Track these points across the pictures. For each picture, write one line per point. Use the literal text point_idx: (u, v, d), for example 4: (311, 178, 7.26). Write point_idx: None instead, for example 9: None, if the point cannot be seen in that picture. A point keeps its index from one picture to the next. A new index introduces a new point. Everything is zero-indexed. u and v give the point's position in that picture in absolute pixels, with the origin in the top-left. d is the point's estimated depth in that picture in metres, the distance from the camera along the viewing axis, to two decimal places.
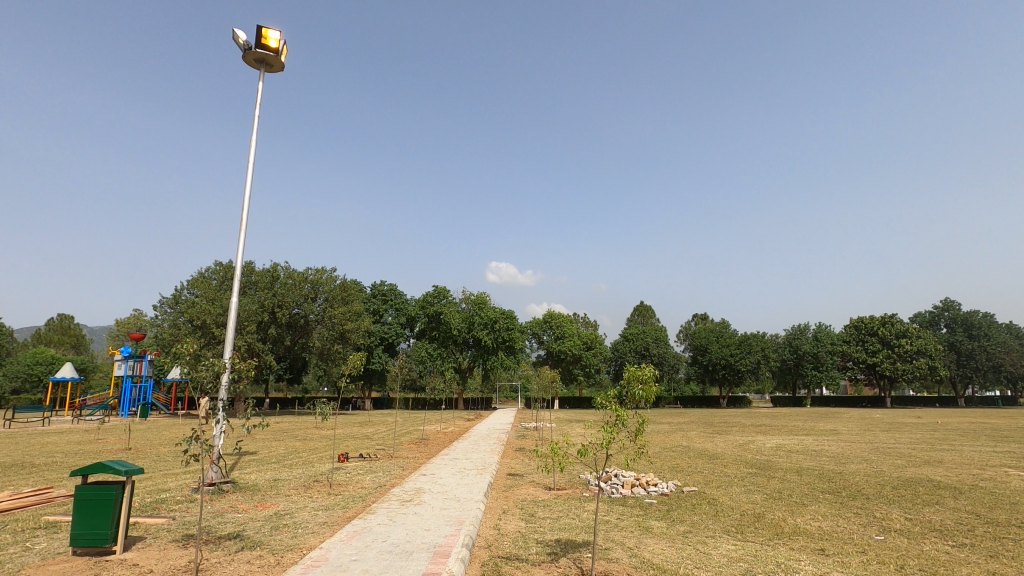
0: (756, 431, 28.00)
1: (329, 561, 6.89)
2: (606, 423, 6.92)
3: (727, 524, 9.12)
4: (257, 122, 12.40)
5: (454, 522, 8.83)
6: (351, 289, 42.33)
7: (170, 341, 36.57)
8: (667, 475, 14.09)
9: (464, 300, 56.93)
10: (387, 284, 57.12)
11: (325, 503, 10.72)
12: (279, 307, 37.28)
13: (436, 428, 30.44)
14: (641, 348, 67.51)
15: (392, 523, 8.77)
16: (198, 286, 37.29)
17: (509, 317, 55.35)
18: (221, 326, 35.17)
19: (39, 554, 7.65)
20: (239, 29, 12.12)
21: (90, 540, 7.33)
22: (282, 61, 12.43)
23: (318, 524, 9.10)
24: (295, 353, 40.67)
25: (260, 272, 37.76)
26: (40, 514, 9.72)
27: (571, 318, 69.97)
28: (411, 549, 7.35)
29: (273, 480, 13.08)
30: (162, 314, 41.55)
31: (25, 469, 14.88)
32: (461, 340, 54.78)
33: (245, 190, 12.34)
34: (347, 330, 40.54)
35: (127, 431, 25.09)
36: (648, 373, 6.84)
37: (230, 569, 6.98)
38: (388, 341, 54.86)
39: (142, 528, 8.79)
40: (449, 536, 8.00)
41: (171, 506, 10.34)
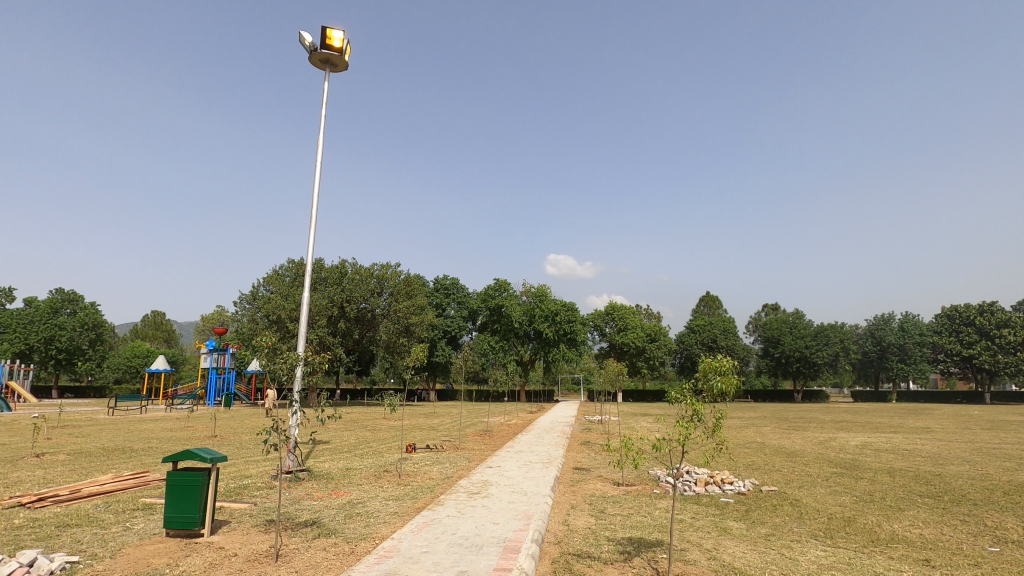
0: (837, 428, 26.15)
1: (401, 552, 6.92)
2: (681, 419, 6.51)
3: (814, 527, 8.52)
4: (323, 120, 12.71)
5: (522, 517, 8.70)
6: (414, 283, 43.23)
7: (249, 335, 38.73)
8: (743, 473, 13.42)
9: (525, 293, 57.07)
10: (449, 278, 57.98)
11: (395, 493, 10.91)
12: (347, 302, 38.77)
13: (500, 420, 30.55)
14: (707, 340, 65.31)
15: (461, 515, 8.77)
16: (273, 283, 39.29)
17: (571, 309, 55.00)
18: (295, 321, 36.99)
19: (138, 534, 8.16)
20: (305, 32, 12.47)
21: (181, 524, 7.77)
22: (346, 61, 12.67)
23: (389, 513, 9.25)
24: (363, 347, 41.94)
25: (329, 268, 39.27)
26: (138, 496, 10.45)
27: (634, 310, 68.47)
28: (481, 543, 7.28)
29: (345, 469, 13.50)
30: (241, 310, 44.03)
31: (126, 453, 16.17)
32: (522, 332, 54.86)
33: (314, 187, 12.72)
34: (411, 324, 41.55)
35: (214, 420, 26.79)
36: (727, 365, 6.39)
37: (308, 556, 7.16)
38: (450, 334, 55.74)
39: (227, 512, 9.25)
40: (519, 530, 7.89)
41: (252, 492, 10.85)
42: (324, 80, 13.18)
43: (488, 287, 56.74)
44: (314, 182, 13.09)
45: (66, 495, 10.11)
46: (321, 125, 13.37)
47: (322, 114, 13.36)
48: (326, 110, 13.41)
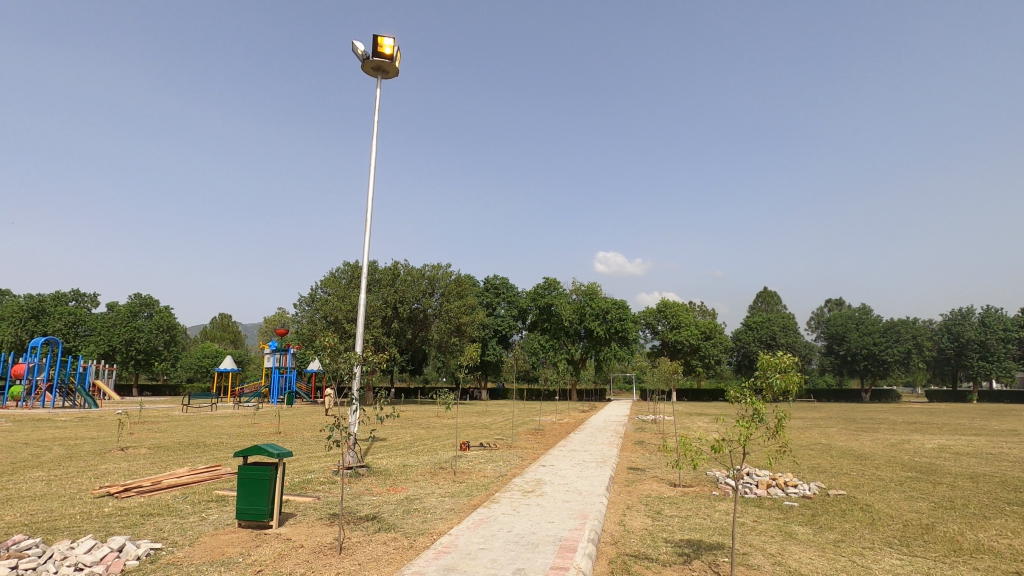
0: (912, 430, 24.63)
1: (458, 548, 7.03)
2: (741, 419, 6.30)
3: (888, 534, 8.06)
4: (376, 126, 13.08)
5: (578, 516, 8.67)
6: (465, 283, 43.76)
7: (309, 336, 40.34)
8: (809, 475, 12.86)
9: (575, 292, 56.73)
10: (499, 278, 58.31)
11: (451, 490, 11.08)
12: (400, 303, 39.73)
13: (552, 419, 30.53)
14: (766, 337, 62.90)
15: (516, 513, 8.83)
16: (330, 285, 40.76)
17: (622, 307, 54.39)
18: (352, 322, 38.21)
19: (213, 524, 8.64)
20: (358, 41, 12.85)
21: (252, 515, 8.19)
22: (396, 67, 12.97)
23: (445, 510, 9.42)
24: (416, 346, 42.81)
25: (382, 270, 40.29)
26: (212, 489, 11.09)
27: (688, 307, 66.94)
28: (537, 541, 7.30)
29: (403, 466, 13.85)
30: (301, 311, 45.90)
31: (200, 448, 17.18)
32: (573, 331, 54.59)
33: (369, 191, 13.11)
34: (462, 323, 42.17)
35: (278, 417, 28.09)
36: (788, 362, 6.14)
37: (369, 549, 7.39)
38: (501, 333, 56.07)
39: (293, 505, 9.68)
40: (575, 529, 7.86)
41: (315, 486, 11.28)
42: (376, 87, 13.53)
43: (538, 285, 56.73)
44: (368, 187, 13.50)
45: (149, 486, 10.85)
46: (373, 131, 13.75)
47: (375, 120, 13.75)
48: (379, 116, 13.78)
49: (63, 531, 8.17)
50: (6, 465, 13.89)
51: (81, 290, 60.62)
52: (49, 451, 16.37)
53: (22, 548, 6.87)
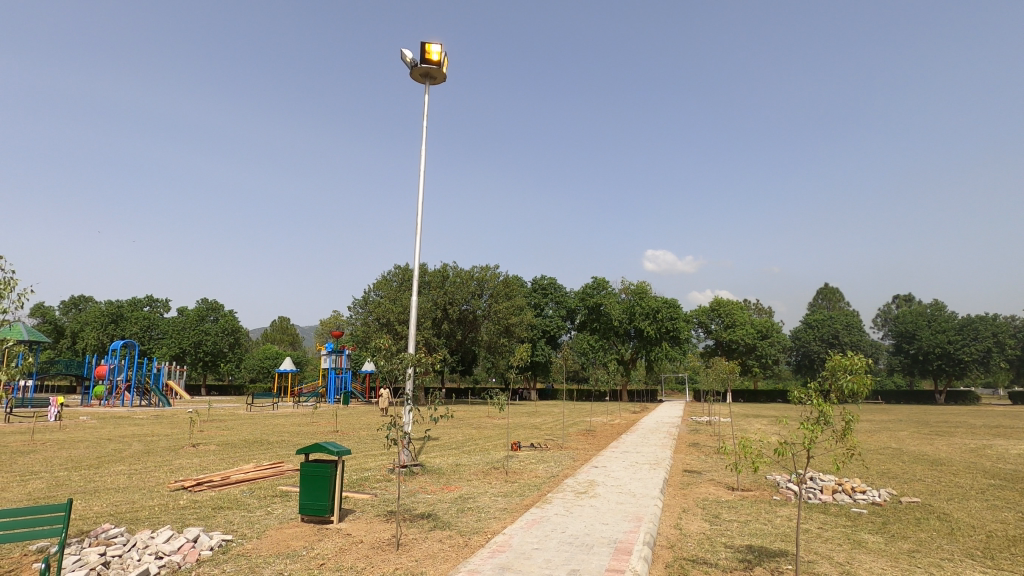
0: (993, 435, 22.93)
1: (512, 547, 7.07)
2: (805, 421, 6.04)
3: (970, 545, 7.55)
4: (425, 131, 13.40)
5: (632, 518, 8.56)
6: (513, 284, 43.89)
7: (363, 337, 41.55)
8: (877, 481, 12.19)
9: (624, 291, 55.93)
10: (546, 278, 58.20)
11: (504, 489, 11.16)
12: (450, 304, 40.32)
13: (603, 420, 30.21)
14: (828, 336, 60.05)
15: (570, 514, 8.80)
16: (382, 288, 41.86)
17: (673, 306, 53.40)
18: (403, 323, 39.07)
19: (277, 518, 9.04)
20: (406, 49, 13.17)
21: (314, 510, 8.52)
22: (444, 73, 13.19)
23: (499, 509, 9.49)
24: (466, 347, 43.34)
25: (432, 272, 41.03)
26: (276, 484, 11.61)
27: (743, 306, 64.98)
28: (592, 543, 7.26)
29: (456, 465, 14.05)
30: (355, 314, 47.31)
31: (264, 445, 18.03)
32: (622, 331, 53.93)
33: (419, 195, 13.41)
34: (511, 324, 42.36)
35: (335, 416, 29.08)
36: (859, 363, 5.83)
37: (425, 546, 7.54)
38: (550, 334, 55.95)
39: (352, 502, 9.99)
40: (630, 532, 7.76)
41: (372, 484, 11.61)
42: (425, 93, 13.81)
43: (586, 285, 56.16)
44: (419, 192, 13.83)
45: (219, 481, 11.48)
46: (422, 137, 14.05)
47: (424, 125, 14.04)
48: (428, 121, 14.06)
49: (144, 521, 8.76)
50: (93, 459, 15.00)
51: (154, 296, 64.77)
52: (130, 446, 17.61)
53: (109, 536, 7.41)
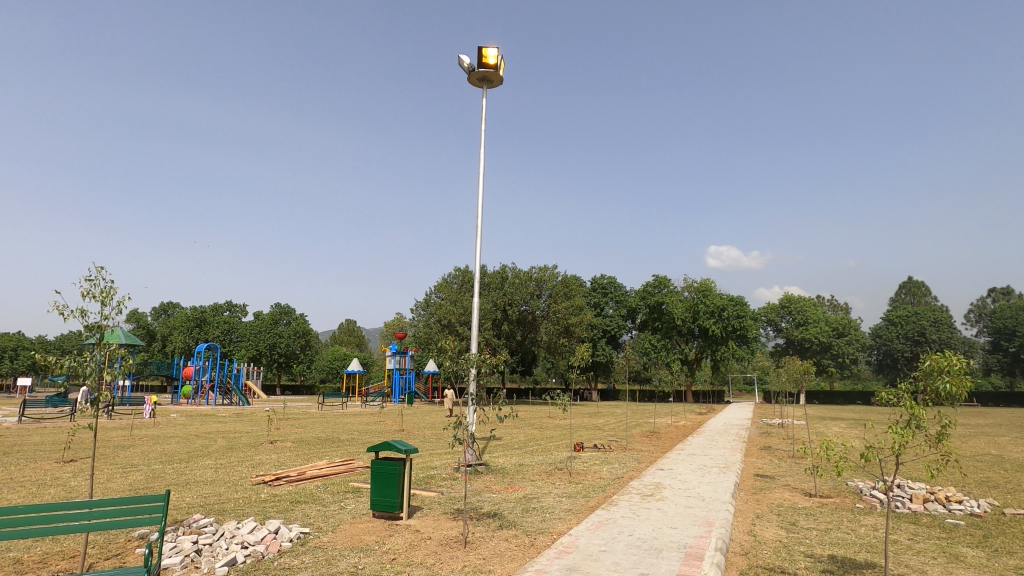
0: None
1: (580, 548, 7.03)
2: (895, 425, 5.65)
3: None
4: (482, 135, 13.59)
5: (702, 522, 8.31)
6: (572, 284, 43.62)
7: (426, 338, 42.54)
8: (975, 491, 11.20)
9: (687, 289, 54.39)
10: (606, 277, 57.45)
11: (568, 490, 11.10)
12: (509, 305, 40.62)
13: (668, 421, 29.42)
14: (913, 333, 55.93)
15: (637, 517, 8.65)
16: (443, 290, 42.78)
17: (739, 304, 51.56)
18: (464, 324, 39.72)
19: (350, 513, 9.40)
20: (464, 55, 13.36)
21: (385, 506, 8.80)
22: (501, 76, 13.31)
23: (564, 510, 9.47)
24: (526, 348, 43.49)
25: (491, 274, 41.49)
26: (348, 480, 12.12)
27: (815, 302, 62.03)
28: (660, 547, 7.11)
29: (519, 465, 14.11)
30: (417, 316, 48.52)
31: (335, 443, 18.82)
32: (685, 330, 52.49)
33: (479, 198, 13.61)
34: (571, 324, 42.02)
35: (401, 416, 29.92)
36: (958, 363, 5.38)
37: (492, 545, 7.61)
38: (610, 334, 55.28)
39: (419, 499, 10.26)
40: (700, 537, 7.53)
41: (439, 482, 11.88)
42: (482, 97, 13.97)
43: (647, 283, 54.94)
44: (478, 195, 14.00)
45: (296, 476, 12.09)
46: (480, 141, 14.24)
47: (482, 129, 14.23)
48: (486, 125, 14.24)
49: (230, 513, 9.37)
50: (183, 454, 16.18)
51: (233, 302, 69.04)
52: (215, 442, 18.86)
53: (200, 525, 7.98)
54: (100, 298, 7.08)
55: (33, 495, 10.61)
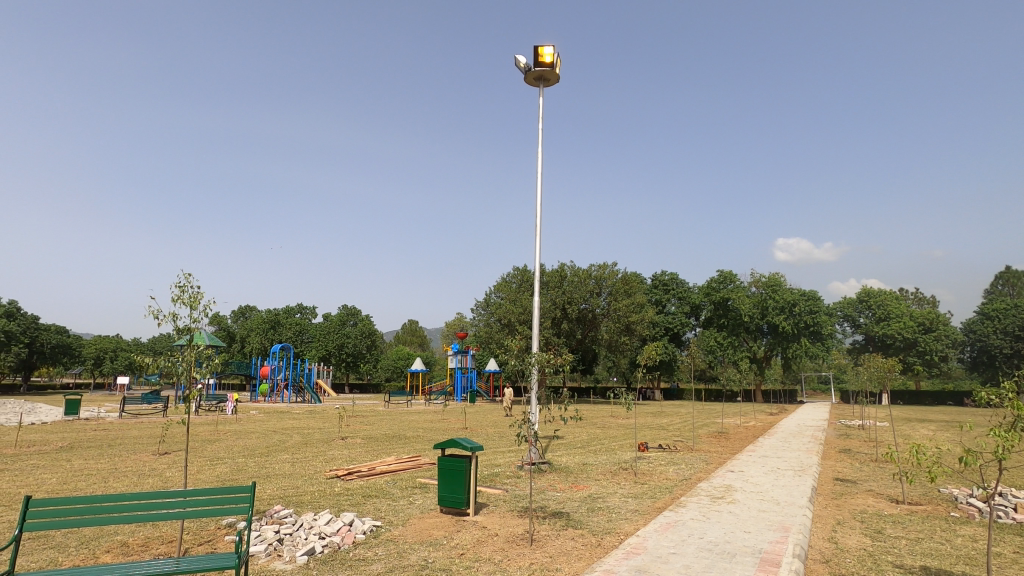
0: None
1: (648, 550, 6.90)
2: (999, 428, 5.19)
3: None
4: (540, 135, 13.63)
5: (778, 527, 7.96)
6: (633, 281, 42.81)
7: (487, 338, 43.03)
8: None
9: (754, 284, 52.21)
10: (667, 274, 56.08)
11: (634, 491, 10.93)
12: (569, 303, 40.47)
13: (737, 422, 28.29)
14: (1013, 328, 51.07)
15: (707, 519, 8.39)
16: (502, 290, 43.17)
17: (812, 298, 49.27)
18: (524, 324, 39.89)
19: (419, 508, 9.66)
20: (520, 55, 13.42)
21: (452, 502, 8.98)
22: (557, 73, 13.25)
23: (630, 510, 9.33)
24: (586, 346, 43.20)
25: (550, 272, 41.44)
26: (415, 476, 12.49)
27: (898, 296, 58.17)
28: (734, 551, 6.87)
29: (583, 465, 14.02)
30: (477, 315, 49.20)
31: (402, 440, 19.42)
32: (753, 327, 50.38)
33: (538, 197, 13.69)
34: (632, 322, 41.28)
35: (463, 414, 30.42)
36: None
37: (558, 543, 7.63)
38: (673, 331, 53.92)
39: (485, 496, 10.41)
40: (776, 542, 7.22)
41: (503, 480, 12.00)
42: (538, 97, 13.99)
43: (711, 279, 53.15)
44: (537, 194, 14.04)
45: (367, 471, 12.57)
46: (538, 139, 14.26)
47: (539, 128, 14.24)
48: (543, 123, 14.24)
49: (308, 504, 9.87)
50: (263, 448, 17.18)
51: (303, 304, 72.50)
52: (292, 438, 19.89)
53: (281, 516, 8.43)
54: (189, 302, 7.61)
55: (135, 484, 11.60)
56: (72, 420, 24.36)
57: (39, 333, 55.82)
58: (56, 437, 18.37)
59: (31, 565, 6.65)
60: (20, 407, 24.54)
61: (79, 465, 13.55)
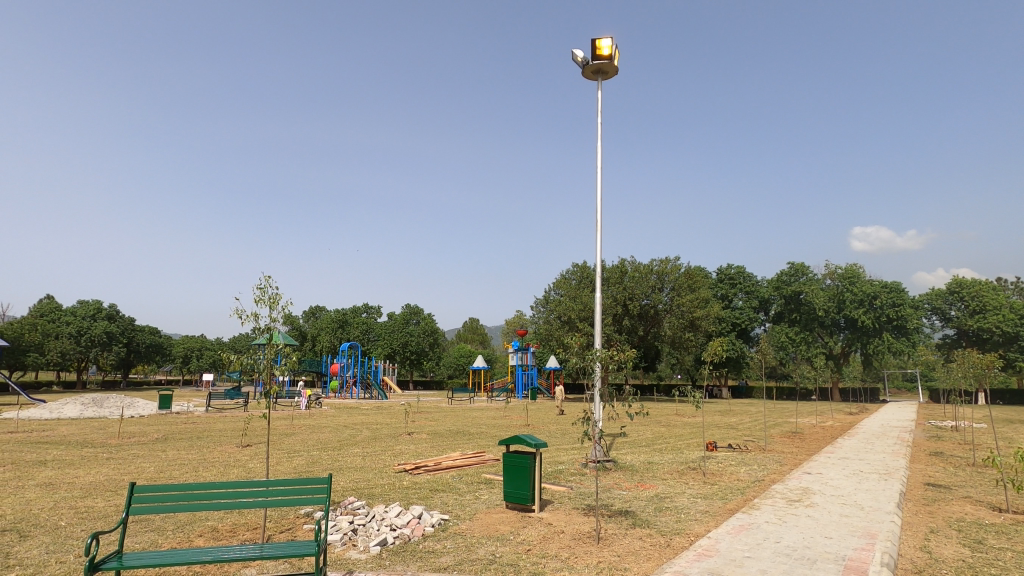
0: None
1: (721, 553, 6.69)
2: None
3: None
4: (599, 129, 13.49)
5: (863, 534, 7.48)
6: (697, 275, 41.52)
7: (547, 335, 43.07)
8: None
9: (829, 277, 49.39)
10: (734, 267, 54.01)
11: (703, 491, 10.61)
12: (630, 299, 39.81)
13: (814, 422, 26.83)
14: None
15: (783, 523, 8.02)
16: (562, 287, 43.08)
17: (895, 290, 46.11)
18: (584, 320, 39.60)
19: (485, 503, 9.79)
20: (578, 49, 13.29)
21: (518, 499, 9.03)
22: (616, 66, 13.02)
23: (700, 511, 9.05)
24: (649, 343, 42.38)
25: (610, 268, 40.86)
26: (480, 472, 12.68)
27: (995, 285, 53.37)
28: (814, 557, 6.53)
29: (648, 463, 13.75)
30: (537, 313, 49.33)
31: (466, 436, 19.76)
32: (829, 321, 47.66)
33: (598, 193, 13.54)
34: (697, 317, 40.02)
35: (525, 411, 30.59)
36: None
37: (626, 542, 7.52)
38: (741, 327, 51.87)
39: (550, 493, 10.41)
40: (861, 549, 6.81)
41: (567, 477, 11.97)
42: (597, 90, 13.79)
43: (782, 272, 50.73)
44: (597, 190, 13.87)
45: (434, 465, 12.88)
46: (597, 133, 14.06)
47: (598, 121, 14.04)
48: (602, 116, 14.03)
49: (379, 497, 10.24)
50: (335, 442, 17.95)
51: (369, 304, 75.23)
52: (361, 433, 20.69)
53: (354, 507, 8.79)
54: (269, 303, 8.01)
55: (222, 473, 12.44)
56: (166, 414, 26.39)
57: (135, 334, 60.85)
58: (152, 429, 19.97)
59: (136, 545, 7.27)
60: (121, 401, 26.85)
61: (173, 455, 14.68)
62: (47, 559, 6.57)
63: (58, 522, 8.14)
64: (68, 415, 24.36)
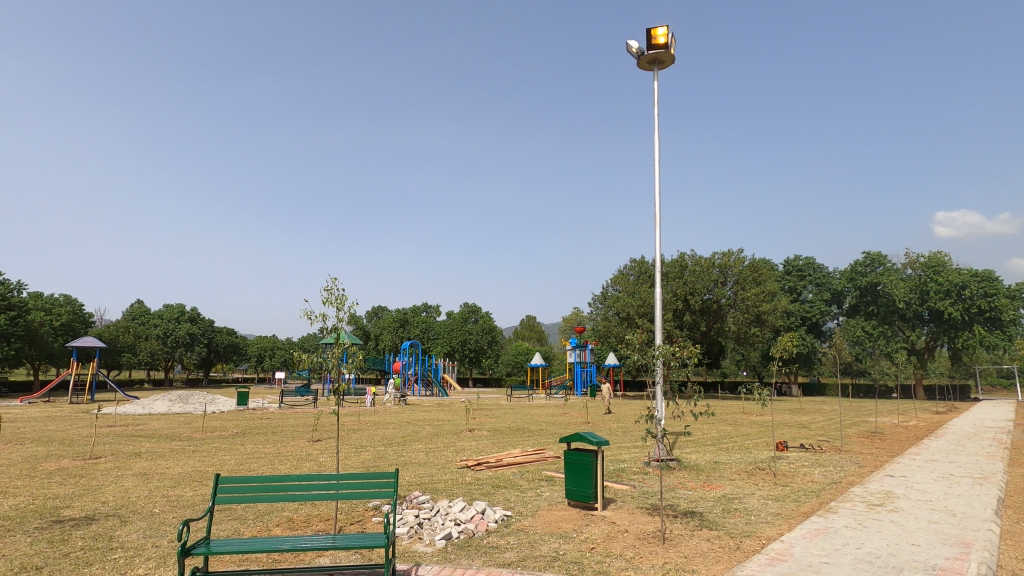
0: None
1: (795, 557, 6.38)
2: None
3: None
4: (655, 120, 13.21)
5: (955, 542, 6.94)
6: (762, 268, 39.82)
7: (605, 332, 42.61)
8: None
9: (910, 266, 46.18)
10: (802, 258, 51.54)
11: (774, 492, 10.17)
12: (691, 294, 38.62)
13: (895, 421, 25.10)
14: None
15: (864, 528, 7.57)
16: (619, 282, 42.54)
17: (987, 279, 42.34)
18: (643, 316, 38.88)
19: (546, 500, 9.80)
20: (632, 40, 13.03)
21: (580, 496, 8.99)
22: (672, 54, 12.65)
23: (771, 513, 8.68)
24: (712, 339, 41.15)
25: (669, 263, 39.84)
26: (541, 469, 12.71)
27: None
28: (900, 565, 6.13)
29: (714, 463, 13.34)
30: (595, 309, 48.90)
31: (526, 433, 19.85)
32: (911, 314, 44.52)
33: (654, 186, 13.27)
34: (763, 312, 38.49)
35: (585, 408, 30.39)
36: None
37: (693, 544, 7.33)
38: (811, 321, 49.33)
39: (612, 491, 10.29)
40: (953, 559, 6.32)
41: (630, 475, 11.80)
42: (652, 81, 13.48)
43: (856, 262, 48.03)
44: (653, 183, 13.66)
45: (495, 462, 13.03)
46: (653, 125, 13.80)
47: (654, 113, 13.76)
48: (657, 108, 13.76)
49: (443, 492, 10.46)
50: (400, 438, 18.50)
51: (428, 303, 77.02)
52: (424, 429, 21.20)
53: (420, 501, 9.03)
54: (336, 303, 8.35)
55: (296, 466, 13.10)
56: (243, 410, 27.99)
57: (214, 335, 64.88)
58: (232, 425, 21.27)
59: (222, 533, 7.79)
60: (203, 398, 28.72)
61: (251, 449, 15.53)
62: (144, 543, 7.14)
63: (153, 508, 8.83)
64: (159, 411, 26.35)
